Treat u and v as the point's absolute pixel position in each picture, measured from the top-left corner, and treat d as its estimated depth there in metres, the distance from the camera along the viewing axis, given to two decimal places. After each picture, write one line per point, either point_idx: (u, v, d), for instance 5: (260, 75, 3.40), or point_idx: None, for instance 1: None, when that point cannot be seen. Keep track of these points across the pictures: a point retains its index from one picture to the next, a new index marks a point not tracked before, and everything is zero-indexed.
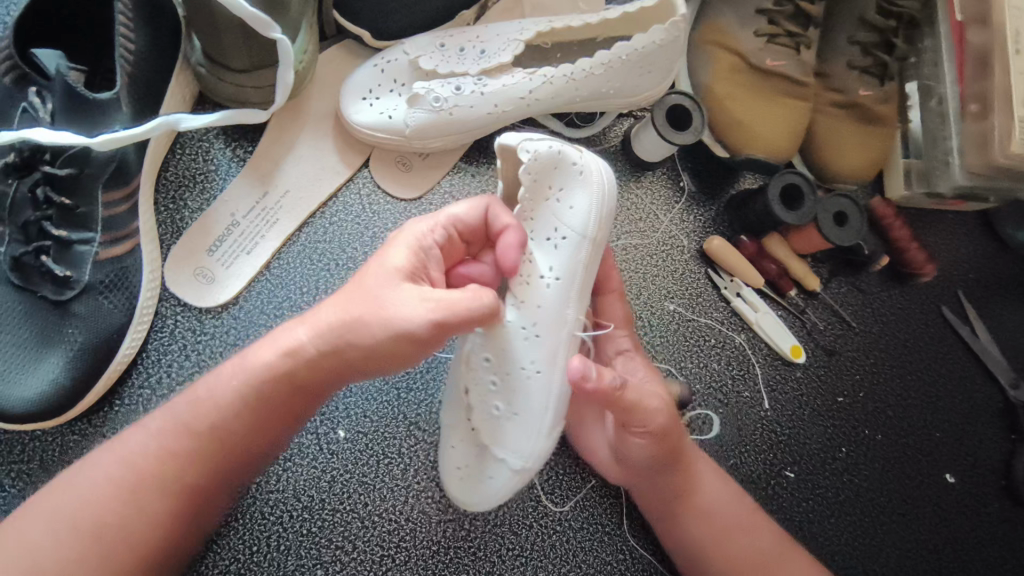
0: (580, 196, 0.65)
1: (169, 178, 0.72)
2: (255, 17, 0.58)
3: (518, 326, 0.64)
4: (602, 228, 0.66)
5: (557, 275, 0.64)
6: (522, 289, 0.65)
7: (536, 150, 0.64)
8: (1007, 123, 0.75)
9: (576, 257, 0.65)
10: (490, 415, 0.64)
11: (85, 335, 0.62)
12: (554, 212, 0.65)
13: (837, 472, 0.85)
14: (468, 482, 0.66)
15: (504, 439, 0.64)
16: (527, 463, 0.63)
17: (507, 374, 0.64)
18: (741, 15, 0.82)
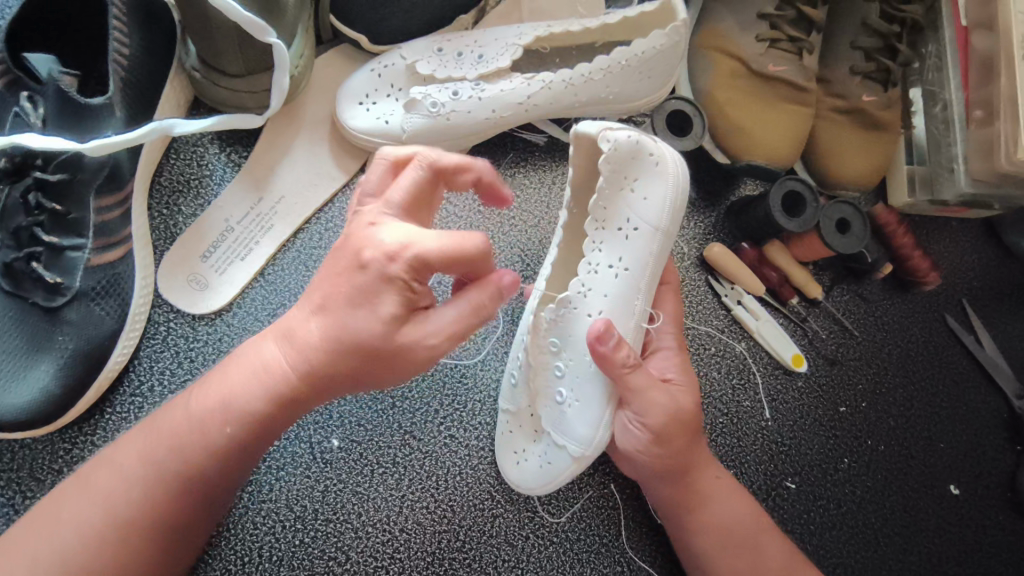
0: (656, 187, 0.64)
1: (163, 183, 0.72)
2: (250, 22, 0.58)
3: (585, 312, 0.64)
4: (672, 221, 0.65)
5: (628, 265, 0.64)
6: (589, 275, 0.64)
7: (615, 140, 0.61)
8: (1012, 130, 0.74)
9: (647, 248, 0.64)
10: (550, 401, 0.65)
11: (76, 342, 0.62)
12: (627, 204, 0.64)
13: (838, 483, 0.83)
14: (527, 467, 0.67)
15: (565, 425, 0.65)
16: (584, 450, 0.64)
17: (569, 361, 0.65)
18: (742, 20, 0.81)
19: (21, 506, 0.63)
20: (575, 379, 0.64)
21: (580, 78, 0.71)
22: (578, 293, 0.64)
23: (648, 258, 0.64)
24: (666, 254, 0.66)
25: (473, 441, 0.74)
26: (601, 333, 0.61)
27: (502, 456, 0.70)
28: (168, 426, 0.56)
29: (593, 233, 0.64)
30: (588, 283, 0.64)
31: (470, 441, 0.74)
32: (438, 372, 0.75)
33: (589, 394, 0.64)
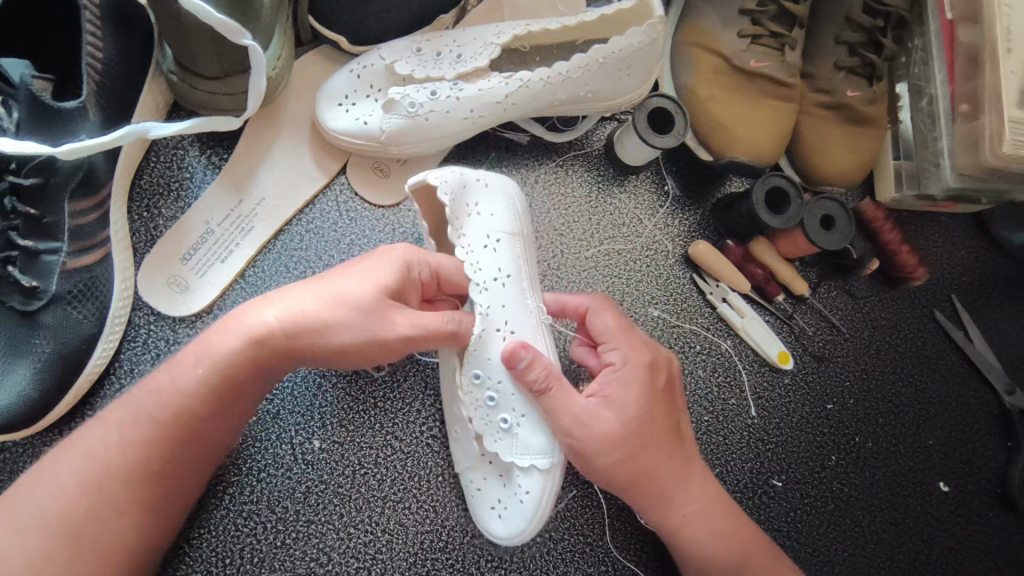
0: (487, 198, 0.67)
1: (144, 186, 0.72)
2: (223, 23, 0.57)
3: (494, 328, 0.64)
4: (522, 223, 0.68)
5: (508, 271, 0.65)
6: (480, 295, 0.64)
7: (442, 177, 0.66)
8: (997, 124, 0.73)
9: (517, 254, 0.66)
10: (498, 431, 0.64)
11: (53, 345, 0.62)
12: (479, 222, 0.66)
13: (825, 481, 0.83)
14: (510, 509, 0.65)
15: (525, 447, 0.63)
16: (553, 458, 0.63)
17: (501, 382, 0.64)
18: (724, 17, 0.81)
19: None
20: (519, 398, 0.63)
21: (558, 77, 0.71)
22: (481, 318, 0.64)
23: (522, 263, 0.66)
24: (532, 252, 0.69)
25: None
26: (515, 351, 0.61)
27: (483, 508, 0.67)
28: (150, 410, 0.57)
29: (465, 255, 0.65)
30: (485, 301, 0.64)
31: None
32: (419, 372, 0.75)
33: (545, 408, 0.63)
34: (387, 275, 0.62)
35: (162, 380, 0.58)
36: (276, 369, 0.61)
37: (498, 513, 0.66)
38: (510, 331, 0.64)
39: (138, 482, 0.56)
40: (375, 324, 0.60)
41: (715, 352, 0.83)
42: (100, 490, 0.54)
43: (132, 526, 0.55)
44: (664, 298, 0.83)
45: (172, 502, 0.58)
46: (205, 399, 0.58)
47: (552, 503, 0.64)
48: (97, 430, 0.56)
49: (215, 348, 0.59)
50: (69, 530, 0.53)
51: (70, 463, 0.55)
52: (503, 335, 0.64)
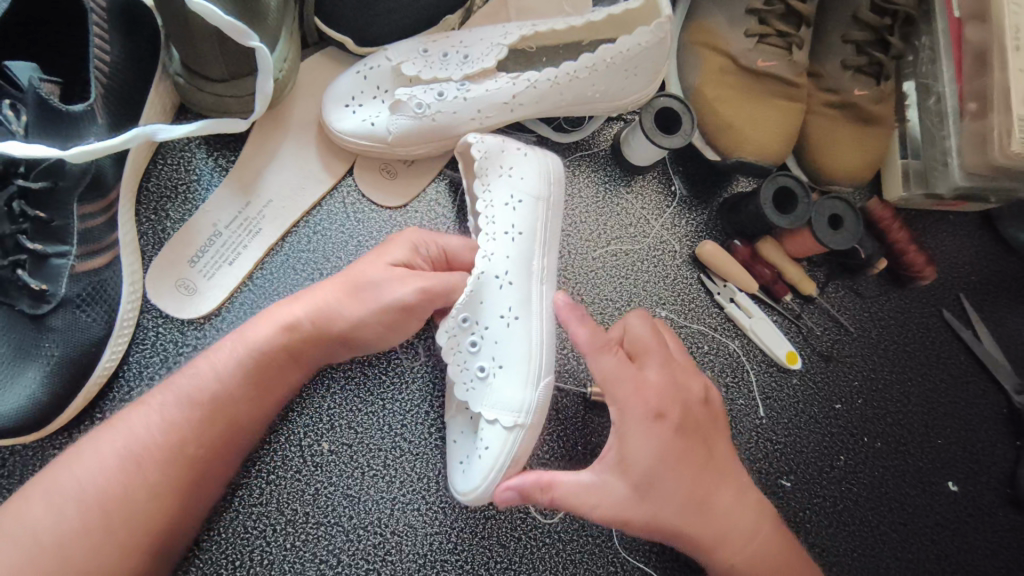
0: (518, 160, 0.70)
1: (151, 189, 0.72)
2: (232, 26, 0.57)
3: (491, 276, 0.66)
4: (549, 192, 0.71)
5: (521, 229, 0.68)
6: (490, 242, 0.67)
7: (482, 139, 0.70)
8: (1006, 123, 0.73)
9: (536, 216, 0.69)
10: (474, 377, 0.64)
11: (62, 349, 0.62)
12: (509, 183, 0.69)
13: (835, 481, 0.83)
14: (470, 466, 0.64)
15: (498, 400, 0.64)
16: (521, 418, 0.63)
17: (487, 329, 0.65)
18: (731, 16, 0.80)
19: None
20: (500, 348, 0.65)
21: (566, 77, 0.71)
22: (483, 260, 0.66)
23: (541, 225, 0.69)
24: (553, 223, 0.71)
25: None
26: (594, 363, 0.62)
27: (455, 462, 0.67)
28: (189, 391, 0.59)
29: (483, 208, 0.68)
30: (490, 248, 0.66)
31: None
32: (427, 373, 0.75)
33: (524, 366, 0.65)
34: (403, 253, 0.67)
35: (202, 365, 0.60)
36: (308, 359, 0.64)
37: (463, 468, 0.66)
38: (508, 281, 0.66)
39: (172, 463, 0.56)
40: (380, 288, 0.64)
41: (723, 352, 0.83)
42: (136, 466, 0.55)
43: (164, 516, 0.56)
44: (671, 299, 0.83)
45: (209, 481, 0.59)
46: (249, 382, 0.61)
47: (511, 468, 0.63)
48: (136, 416, 0.57)
49: (254, 337, 0.62)
50: (107, 515, 0.53)
51: (103, 445, 0.56)
52: (501, 285, 0.66)
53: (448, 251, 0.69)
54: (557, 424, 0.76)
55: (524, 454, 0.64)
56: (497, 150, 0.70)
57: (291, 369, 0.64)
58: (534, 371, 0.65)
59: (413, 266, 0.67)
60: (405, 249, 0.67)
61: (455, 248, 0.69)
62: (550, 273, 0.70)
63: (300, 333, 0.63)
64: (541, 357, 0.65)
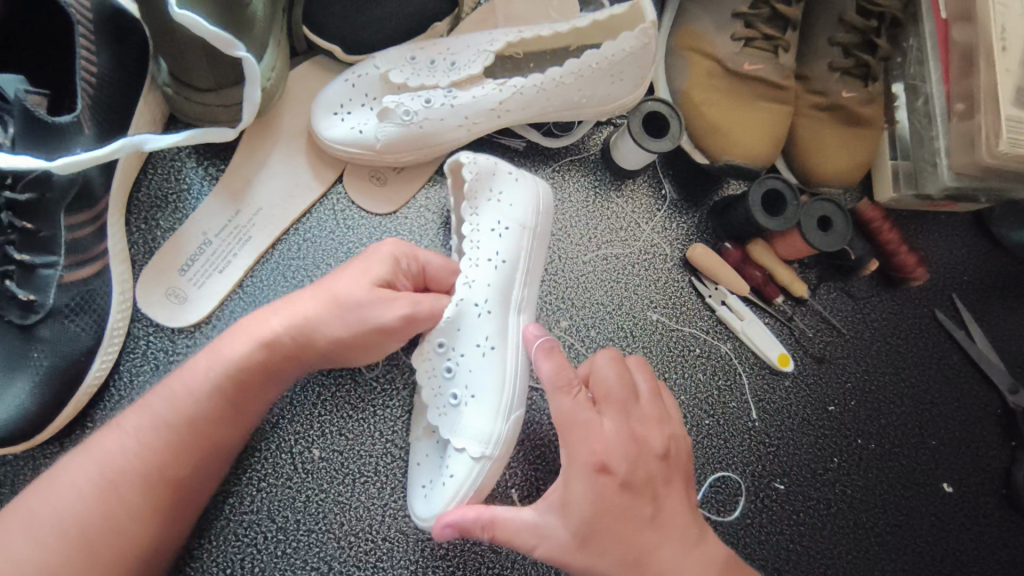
0: (510, 190, 0.71)
1: (141, 198, 0.72)
2: (217, 37, 0.58)
3: (471, 303, 0.67)
4: (536, 221, 0.71)
5: (504, 257, 0.68)
6: (472, 267, 0.67)
7: (474, 159, 0.70)
8: (993, 123, 0.73)
9: (521, 246, 0.70)
10: (448, 405, 0.66)
11: (51, 359, 0.62)
12: (494, 211, 0.70)
13: (828, 483, 0.83)
14: (433, 492, 0.65)
15: (467, 430, 0.65)
16: (488, 448, 0.64)
17: (462, 356, 0.66)
18: (717, 19, 0.81)
19: None
20: (473, 376, 0.66)
21: (551, 83, 0.71)
22: (465, 287, 0.67)
23: (522, 256, 0.70)
24: (538, 253, 0.72)
25: None
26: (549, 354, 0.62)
27: (415, 486, 0.68)
28: (162, 414, 0.58)
29: (469, 232, 0.69)
30: (471, 275, 0.67)
31: None
32: None
33: (492, 391, 0.65)
34: (386, 270, 0.66)
35: (177, 385, 0.59)
36: (286, 374, 0.63)
37: (425, 493, 0.66)
38: (487, 309, 0.67)
39: (154, 488, 0.56)
40: (366, 310, 0.63)
41: (713, 354, 0.83)
42: (116, 494, 0.55)
43: (143, 541, 0.56)
44: (662, 302, 0.83)
45: (186, 505, 0.59)
46: (223, 404, 0.60)
47: (471, 497, 0.64)
48: (111, 440, 0.57)
49: (225, 351, 0.61)
50: (86, 543, 0.53)
51: (89, 476, 0.55)
52: (481, 313, 0.67)
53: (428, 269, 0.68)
54: (549, 428, 0.76)
55: (485, 484, 0.65)
56: (489, 172, 0.71)
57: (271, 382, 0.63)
58: (505, 401, 0.66)
59: (395, 282, 0.66)
60: (388, 265, 0.66)
61: (435, 267, 0.69)
62: (529, 303, 0.71)
63: (274, 343, 0.62)
64: (513, 386, 0.66)
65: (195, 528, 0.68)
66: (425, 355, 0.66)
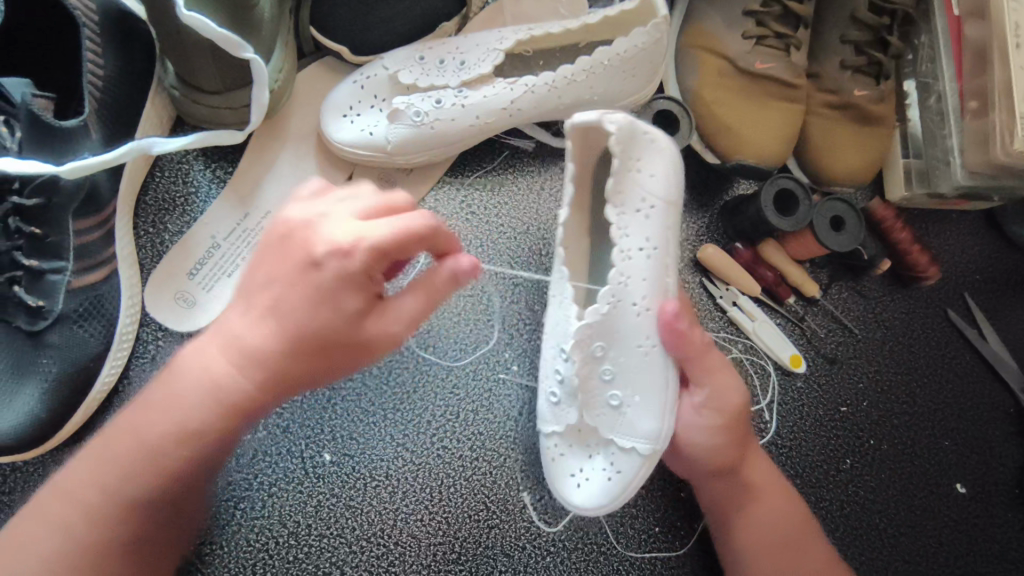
0: (659, 164, 0.65)
1: (149, 202, 0.72)
2: (225, 38, 0.57)
3: (632, 300, 0.63)
4: (676, 189, 0.66)
5: (655, 245, 0.64)
6: (625, 262, 0.63)
7: (614, 120, 0.62)
8: (1008, 121, 0.72)
9: (665, 223, 0.65)
10: (606, 407, 0.64)
11: (59, 365, 0.61)
12: (637, 183, 0.64)
13: (841, 484, 0.82)
14: (592, 483, 0.65)
15: (627, 426, 0.64)
16: (654, 445, 0.64)
17: (622, 358, 0.64)
18: (728, 17, 0.80)
19: None
20: (630, 377, 0.64)
21: (563, 81, 0.71)
22: (625, 261, 0.63)
23: (670, 235, 0.65)
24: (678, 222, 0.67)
25: (466, 452, 0.73)
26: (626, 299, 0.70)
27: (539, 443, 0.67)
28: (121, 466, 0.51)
29: (616, 217, 0.63)
30: (628, 254, 0.63)
31: (463, 451, 0.73)
32: (430, 382, 0.74)
33: (642, 393, 0.64)
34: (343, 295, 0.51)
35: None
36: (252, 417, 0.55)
37: (576, 483, 0.65)
38: (645, 307, 0.64)
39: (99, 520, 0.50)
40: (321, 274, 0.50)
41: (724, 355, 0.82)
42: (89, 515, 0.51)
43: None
44: None
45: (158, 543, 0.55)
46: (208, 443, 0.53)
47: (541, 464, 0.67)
48: None
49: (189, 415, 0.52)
50: None
51: None
52: (637, 311, 0.64)
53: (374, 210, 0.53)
54: None
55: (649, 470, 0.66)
56: (644, 140, 0.64)
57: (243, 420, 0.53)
58: (670, 398, 0.65)
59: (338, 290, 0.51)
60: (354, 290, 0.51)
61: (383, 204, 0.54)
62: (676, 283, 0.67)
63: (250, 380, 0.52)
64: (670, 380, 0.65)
65: (205, 535, 0.67)
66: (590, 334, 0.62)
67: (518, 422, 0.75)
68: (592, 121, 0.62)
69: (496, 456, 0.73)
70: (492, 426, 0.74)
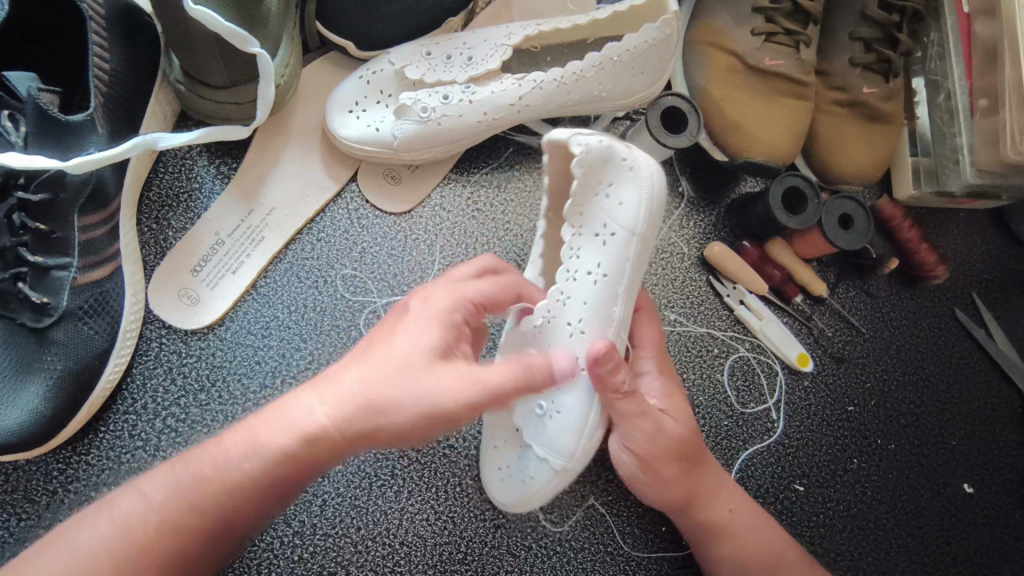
0: (630, 193, 0.61)
1: (152, 197, 0.71)
2: (233, 32, 0.56)
3: (565, 321, 0.61)
4: (652, 227, 0.62)
5: (605, 271, 0.61)
6: (568, 282, 0.62)
7: (587, 146, 0.60)
8: (1018, 119, 0.72)
9: (623, 254, 0.61)
10: (531, 413, 0.63)
11: (65, 363, 0.61)
12: (601, 210, 0.62)
13: (848, 485, 0.82)
14: (511, 483, 0.65)
15: (549, 438, 0.63)
16: (565, 463, 0.62)
17: None
18: (737, 14, 0.79)
19: (16, 529, 0.63)
20: (556, 388, 0.62)
21: (571, 76, 0.70)
22: (568, 283, 0.62)
23: (628, 267, 0.61)
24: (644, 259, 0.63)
25: (473, 451, 0.73)
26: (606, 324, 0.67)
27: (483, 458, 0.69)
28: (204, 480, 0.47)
29: (570, 237, 0.63)
30: (568, 282, 0.62)
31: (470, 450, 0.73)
32: None
33: (567, 410, 0.62)
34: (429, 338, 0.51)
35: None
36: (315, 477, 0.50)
37: (502, 480, 0.66)
38: (580, 330, 0.61)
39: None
40: (417, 385, 0.48)
41: (730, 354, 0.82)
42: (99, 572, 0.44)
43: None
44: (677, 303, 0.82)
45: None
46: (268, 492, 0.47)
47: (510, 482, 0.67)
48: None
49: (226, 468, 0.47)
50: None
51: None
52: (573, 333, 0.61)
53: (484, 300, 0.56)
54: None
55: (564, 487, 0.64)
56: (602, 163, 0.61)
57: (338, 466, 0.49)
58: (593, 418, 0.62)
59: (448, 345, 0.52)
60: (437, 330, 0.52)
61: (491, 298, 0.57)
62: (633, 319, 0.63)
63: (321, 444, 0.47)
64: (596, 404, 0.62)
65: None
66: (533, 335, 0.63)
67: None
68: (562, 140, 0.62)
69: None
70: None
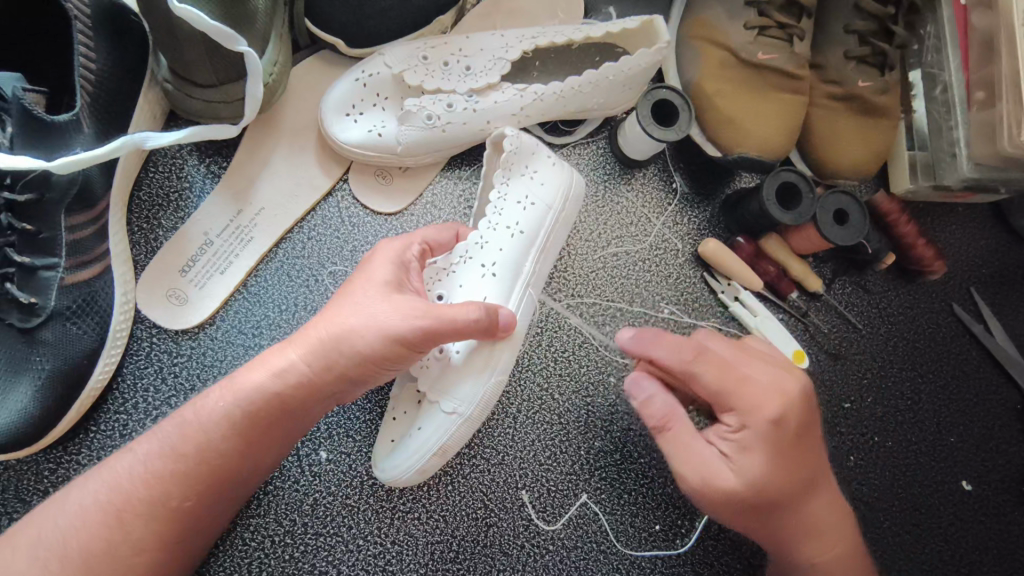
0: (550, 174, 0.71)
1: (142, 197, 0.71)
2: (217, 30, 0.56)
3: (479, 263, 0.67)
4: (568, 206, 0.72)
5: (524, 228, 0.69)
6: (489, 231, 0.68)
7: (517, 135, 0.70)
8: (1015, 112, 0.71)
9: (540, 222, 0.70)
10: (433, 358, 0.65)
11: (53, 363, 0.61)
12: (524, 185, 0.70)
13: (845, 482, 0.81)
14: (411, 440, 0.66)
15: (453, 387, 0.65)
16: (465, 409, 0.66)
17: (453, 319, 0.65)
18: (730, 8, 0.79)
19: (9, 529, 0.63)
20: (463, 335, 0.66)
21: (570, 91, 0.71)
22: (474, 246, 0.67)
23: (543, 234, 0.70)
24: (559, 235, 0.72)
25: (466, 450, 0.72)
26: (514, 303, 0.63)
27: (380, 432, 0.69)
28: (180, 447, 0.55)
29: (495, 197, 0.70)
30: (486, 237, 0.68)
31: (463, 449, 0.72)
32: None
33: (474, 364, 0.66)
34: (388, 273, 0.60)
35: (188, 411, 0.57)
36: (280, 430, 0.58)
37: (394, 444, 0.67)
38: (492, 271, 0.67)
39: (157, 520, 0.53)
40: (354, 332, 0.56)
41: None
42: (119, 523, 0.53)
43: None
44: (670, 299, 0.81)
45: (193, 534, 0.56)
46: (235, 450, 0.55)
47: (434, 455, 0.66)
48: (122, 456, 0.55)
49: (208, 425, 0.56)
50: (89, 567, 0.51)
51: (85, 488, 0.54)
52: (485, 274, 0.67)
53: (429, 244, 0.66)
54: (559, 428, 0.74)
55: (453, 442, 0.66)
56: (531, 151, 0.71)
57: (312, 400, 0.58)
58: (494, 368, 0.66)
59: (401, 283, 0.60)
60: (392, 266, 0.61)
61: (434, 239, 0.67)
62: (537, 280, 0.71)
63: (294, 378, 0.57)
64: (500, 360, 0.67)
65: None
66: (433, 276, 0.66)
67: (517, 420, 0.74)
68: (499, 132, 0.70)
69: (495, 455, 0.73)
70: (492, 425, 0.73)
